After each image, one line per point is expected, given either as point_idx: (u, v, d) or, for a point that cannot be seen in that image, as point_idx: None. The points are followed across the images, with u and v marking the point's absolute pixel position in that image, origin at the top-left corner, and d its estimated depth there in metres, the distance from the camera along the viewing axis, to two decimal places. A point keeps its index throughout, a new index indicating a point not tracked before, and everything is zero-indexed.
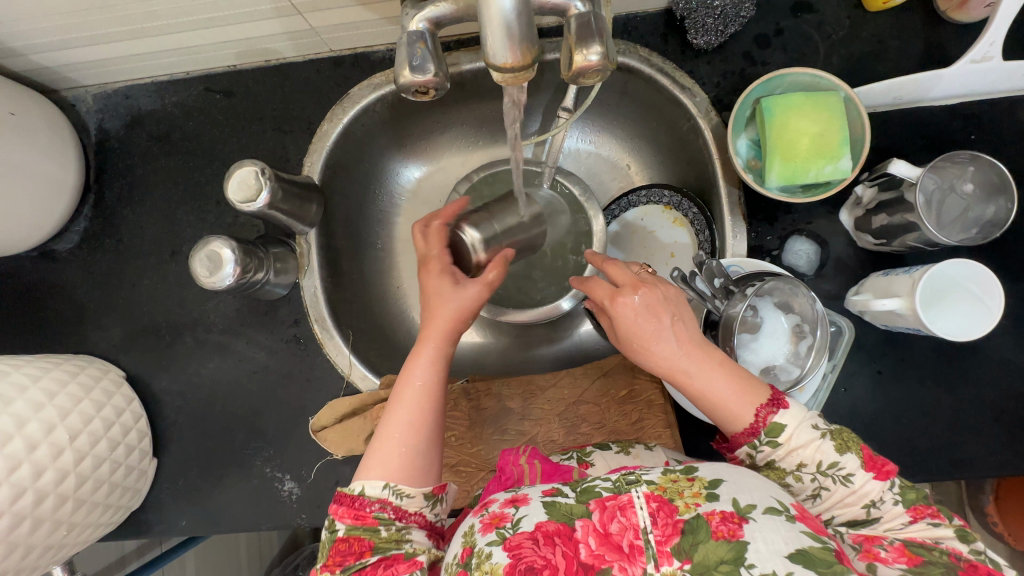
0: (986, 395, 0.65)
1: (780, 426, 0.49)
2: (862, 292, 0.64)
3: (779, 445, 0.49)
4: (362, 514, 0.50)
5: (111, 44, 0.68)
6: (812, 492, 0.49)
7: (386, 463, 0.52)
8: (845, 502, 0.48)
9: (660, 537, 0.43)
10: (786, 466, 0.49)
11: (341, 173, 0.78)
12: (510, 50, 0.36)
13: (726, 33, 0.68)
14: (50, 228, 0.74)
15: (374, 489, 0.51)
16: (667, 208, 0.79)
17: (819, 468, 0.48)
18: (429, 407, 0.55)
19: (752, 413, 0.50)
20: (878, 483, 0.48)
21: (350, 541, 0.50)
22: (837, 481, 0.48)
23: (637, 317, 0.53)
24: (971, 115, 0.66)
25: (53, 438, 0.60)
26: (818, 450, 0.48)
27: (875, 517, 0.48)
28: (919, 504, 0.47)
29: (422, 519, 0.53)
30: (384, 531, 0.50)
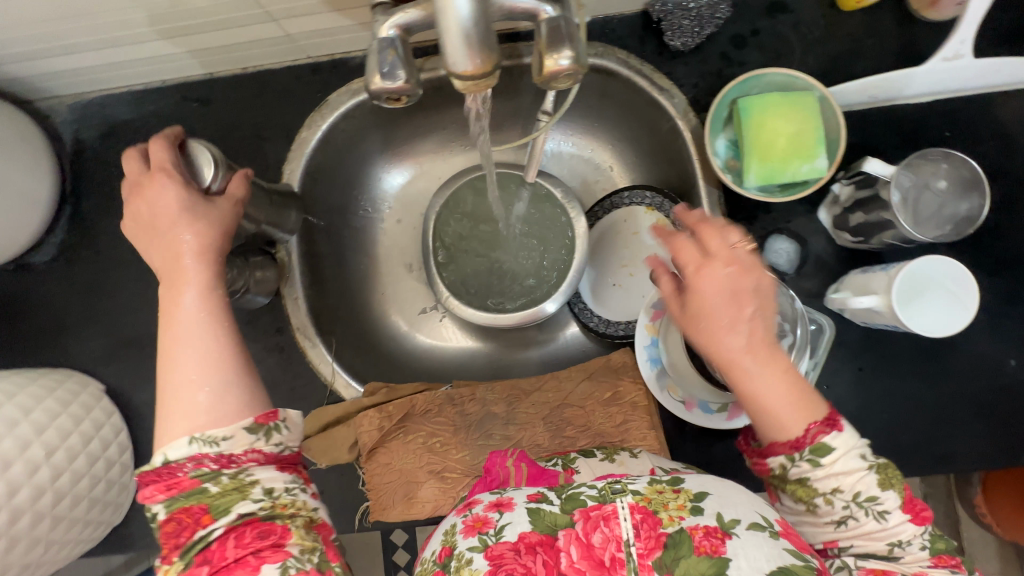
0: (966, 389, 0.66)
1: (828, 448, 0.45)
2: (841, 291, 0.65)
3: (820, 465, 0.45)
4: (176, 482, 0.43)
5: (84, 54, 0.68)
6: (838, 519, 0.45)
7: (191, 417, 0.45)
8: (870, 537, 0.45)
9: (642, 551, 0.43)
10: (820, 487, 0.45)
11: (321, 180, 0.77)
12: (470, 58, 0.36)
13: (703, 34, 0.69)
14: (26, 241, 0.73)
15: (177, 452, 0.44)
16: (649, 209, 0.79)
17: (855, 498, 0.44)
18: (211, 340, 0.48)
19: (802, 428, 0.45)
20: (912, 527, 0.44)
21: (177, 518, 0.43)
22: (871, 515, 0.44)
23: (717, 295, 0.47)
24: (946, 111, 0.67)
25: (29, 455, 0.59)
26: (859, 480, 0.44)
27: (897, 556, 0.44)
28: (944, 554, 0.44)
29: (260, 456, 0.46)
30: (214, 487, 0.43)
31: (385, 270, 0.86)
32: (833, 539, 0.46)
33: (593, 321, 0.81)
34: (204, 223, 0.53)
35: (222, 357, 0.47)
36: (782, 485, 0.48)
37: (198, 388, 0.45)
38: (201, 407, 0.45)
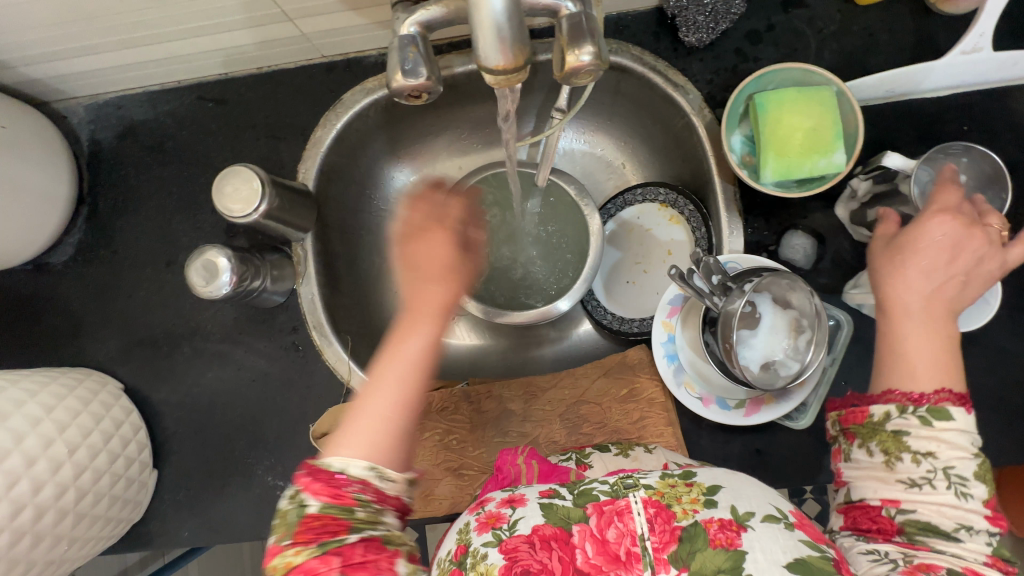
0: (985, 384, 0.65)
1: (947, 414, 0.47)
2: (861, 286, 0.64)
3: (930, 424, 0.48)
4: (340, 492, 0.43)
5: (101, 55, 0.68)
6: (913, 479, 0.47)
7: (373, 437, 0.45)
8: (942, 510, 0.46)
9: (657, 545, 0.43)
10: (915, 446, 0.48)
11: (335, 179, 0.78)
12: (502, 52, 0.36)
13: (717, 30, 0.68)
14: (44, 241, 0.74)
15: (359, 469, 0.44)
16: (663, 206, 0.79)
17: (946, 468, 0.46)
18: (415, 385, 0.48)
19: (931, 387, 0.49)
20: (983, 519, 0.46)
21: (325, 519, 0.42)
22: (952, 488, 0.46)
23: (936, 240, 0.53)
24: (964, 105, 0.67)
25: (52, 453, 0.59)
26: (960, 458, 0.47)
27: (959, 537, 0.45)
28: (1001, 558, 0.45)
29: (401, 502, 0.46)
30: (361, 511, 0.43)
31: (399, 269, 0.86)
32: (896, 500, 0.48)
33: (607, 318, 0.80)
34: (468, 276, 0.56)
35: None
36: (869, 436, 0.50)
37: (382, 423, 0.46)
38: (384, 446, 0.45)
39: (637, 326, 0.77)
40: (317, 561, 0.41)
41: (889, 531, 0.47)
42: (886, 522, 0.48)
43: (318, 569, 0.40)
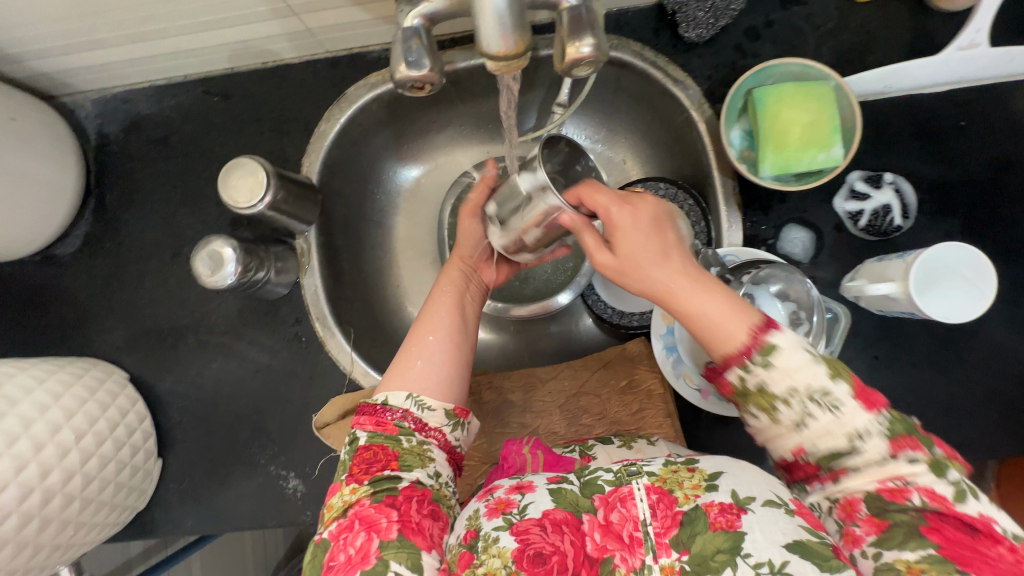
0: (981, 377, 0.66)
1: (775, 347, 0.45)
2: (857, 279, 0.65)
3: (771, 366, 0.45)
4: (383, 421, 0.54)
5: (109, 49, 0.69)
6: (798, 422, 0.45)
7: (411, 379, 0.56)
8: (831, 434, 0.44)
9: (659, 530, 0.44)
10: (774, 393, 0.45)
11: (339, 173, 0.79)
12: (503, 40, 0.36)
13: (718, 26, 0.69)
14: (52, 232, 0.75)
15: (398, 399, 0.55)
16: (665, 200, 0.75)
17: (809, 395, 0.44)
18: (455, 333, 0.61)
19: (745, 335, 0.45)
20: (866, 416, 0.43)
21: (375, 449, 0.52)
22: (825, 408, 0.44)
23: (705, 311, 0.47)
24: (960, 100, 0.67)
25: (60, 439, 0.60)
26: (813, 373, 0.44)
27: (857, 449, 0.43)
28: (905, 438, 0.43)
29: (441, 436, 0.55)
30: (406, 441, 0.53)
31: (400, 262, 0.87)
32: (800, 447, 0.46)
33: (607, 312, 0.79)
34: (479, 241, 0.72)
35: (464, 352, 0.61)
36: (743, 402, 0.47)
37: (418, 359, 0.57)
38: (424, 376, 0.56)
39: (637, 319, 0.77)
40: (373, 507, 0.48)
41: (813, 471, 0.46)
42: (807, 466, 0.46)
43: (376, 515, 0.48)
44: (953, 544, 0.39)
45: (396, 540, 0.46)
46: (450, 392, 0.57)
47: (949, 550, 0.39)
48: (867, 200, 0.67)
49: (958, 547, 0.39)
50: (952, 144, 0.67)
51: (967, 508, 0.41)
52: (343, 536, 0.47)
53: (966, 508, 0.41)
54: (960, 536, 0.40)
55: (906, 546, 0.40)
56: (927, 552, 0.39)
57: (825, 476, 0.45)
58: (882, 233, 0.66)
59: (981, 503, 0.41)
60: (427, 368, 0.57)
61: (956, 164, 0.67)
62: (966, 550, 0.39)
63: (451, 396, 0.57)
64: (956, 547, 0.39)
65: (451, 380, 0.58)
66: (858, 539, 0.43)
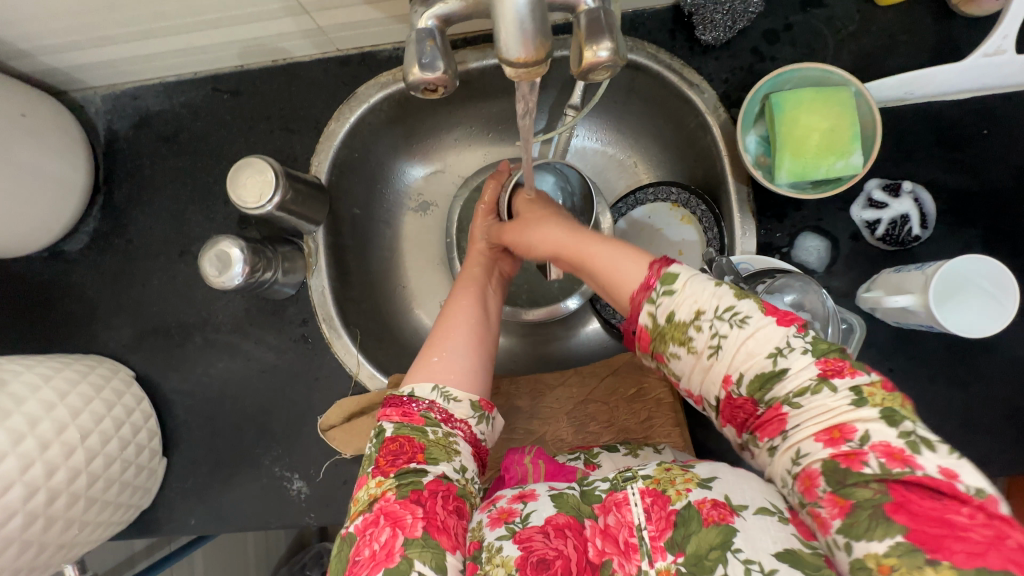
0: (1000, 392, 0.64)
1: (674, 275, 0.50)
2: (873, 289, 0.64)
3: (674, 292, 0.50)
4: (409, 413, 0.53)
5: (120, 45, 0.69)
6: (713, 346, 0.47)
7: (433, 373, 0.56)
8: (749, 353, 0.46)
9: (654, 533, 0.43)
10: (684, 320, 0.49)
11: (348, 173, 0.78)
12: (524, 45, 0.35)
13: (735, 29, 0.68)
14: (60, 229, 0.75)
15: (424, 390, 0.54)
16: (675, 205, 0.78)
17: (716, 313, 0.47)
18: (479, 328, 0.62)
19: (645, 271, 0.52)
20: (780, 329, 0.45)
21: (401, 441, 0.51)
22: (733, 325, 0.47)
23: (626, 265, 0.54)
24: (984, 108, 0.66)
25: (65, 438, 0.60)
26: (715, 295, 0.48)
27: (783, 368, 0.44)
28: (831, 356, 0.44)
29: (467, 429, 0.55)
30: (432, 433, 0.52)
31: (408, 263, 0.87)
32: (727, 377, 0.47)
33: (617, 317, 0.78)
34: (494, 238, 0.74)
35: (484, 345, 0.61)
36: (663, 342, 0.50)
37: (437, 355, 0.58)
38: (448, 369, 0.56)
39: None
40: (399, 503, 0.47)
41: (752, 409, 0.46)
42: (744, 403, 0.46)
43: (401, 511, 0.47)
44: (924, 524, 0.36)
45: (422, 538, 0.45)
46: (475, 384, 0.57)
47: (916, 532, 0.36)
48: (885, 208, 0.65)
49: (926, 527, 0.36)
50: (975, 152, 0.66)
51: (925, 462, 0.39)
52: (369, 531, 0.47)
53: (923, 461, 0.39)
54: (930, 508, 0.37)
55: (873, 534, 0.38)
56: (895, 541, 0.37)
57: (766, 414, 0.45)
58: (900, 242, 0.65)
59: (940, 455, 0.39)
60: (448, 361, 0.57)
61: (978, 173, 0.65)
62: (935, 527, 0.36)
63: (477, 389, 0.57)
64: (924, 527, 0.36)
65: (477, 374, 0.58)
66: (826, 523, 0.40)
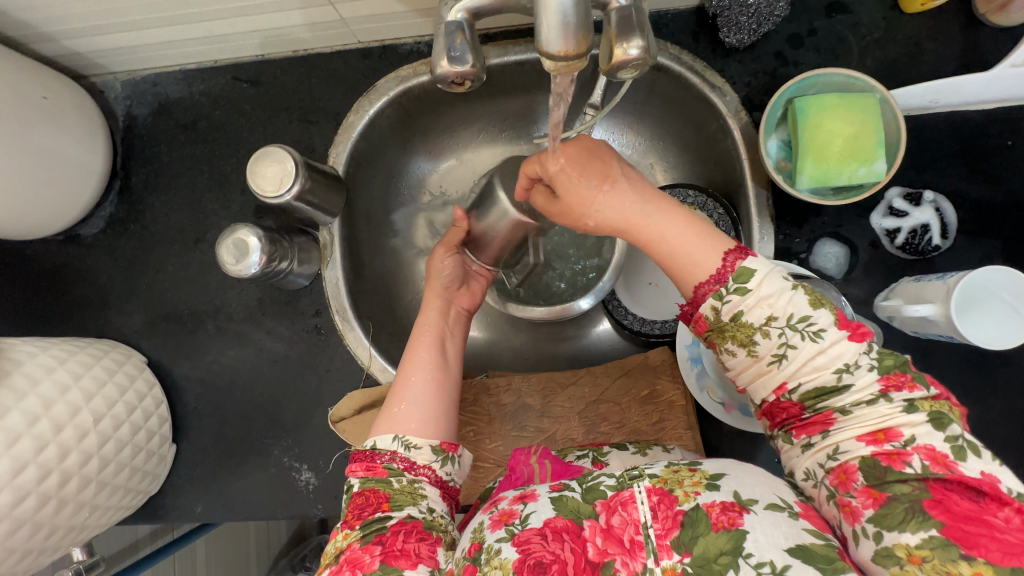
0: (1016, 405, 0.64)
1: (749, 272, 0.47)
2: (892, 298, 0.63)
3: (746, 293, 0.47)
4: (373, 466, 0.54)
5: (142, 30, 0.69)
6: (778, 353, 0.46)
7: (394, 423, 0.56)
8: (815, 366, 0.45)
9: (660, 531, 0.43)
10: (752, 322, 0.47)
11: (365, 166, 0.78)
12: (564, 39, 0.35)
13: (760, 32, 0.67)
14: (77, 212, 0.75)
15: (385, 442, 0.55)
16: (690, 209, 0.75)
17: (789, 322, 0.46)
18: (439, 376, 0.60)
19: (717, 261, 0.48)
20: (853, 345, 0.45)
21: (366, 494, 0.52)
22: (806, 337, 0.45)
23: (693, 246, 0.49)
24: (1009, 119, 0.65)
25: (79, 421, 0.60)
26: (789, 302, 0.46)
27: (847, 384, 0.44)
28: (893, 372, 0.44)
29: (431, 473, 0.55)
30: (396, 483, 0.52)
31: (420, 258, 0.87)
32: (783, 385, 0.47)
33: (629, 318, 0.79)
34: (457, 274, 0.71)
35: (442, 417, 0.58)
36: (721, 337, 0.49)
37: (398, 406, 0.57)
38: (408, 419, 0.56)
39: (659, 327, 0.77)
40: (361, 548, 0.48)
41: (797, 412, 0.47)
42: (790, 407, 0.47)
43: (362, 554, 0.47)
44: (959, 521, 0.38)
45: (379, 569, 0.46)
46: (438, 429, 0.57)
47: (952, 529, 0.38)
48: (905, 217, 0.65)
49: (962, 525, 0.38)
50: (998, 163, 0.65)
51: (968, 467, 0.40)
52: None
53: (966, 467, 0.40)
54: (967, 508, 0.39)
55: (906, 526, 0.39)
56: (929, 534, 0.38)
57: (812, 418, 0.46)
58: (920, 252, 0.65)
59: (983, 461, 0.40)
60: (410, 412, 0.57)
61: (1002, 184, 0.65)
62: (972, 526, 0.38)
63: (438, 433, 0.56)
64: (960, 524, 0.38)
65: (436, 421, 0.57)
66: (857, 512, 0.42)
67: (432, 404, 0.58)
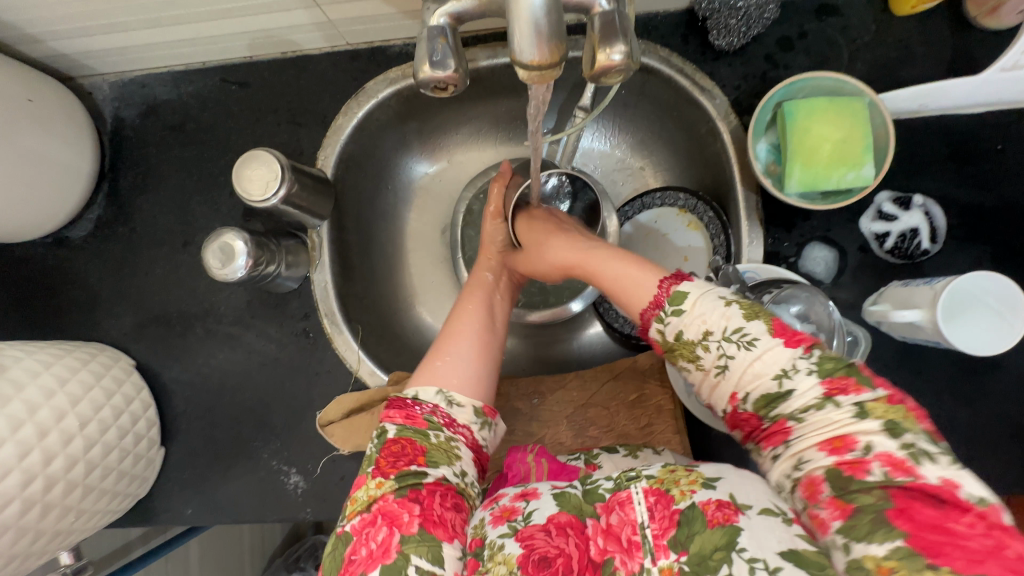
0: (1004, 410, 0.64)
1: (683, 294, 0.51)
2: (880, 303, 0.63)
3: (682, 313, 0.50)
4: (412, 415, 0.53)
5: (129, 32, 0.68)
6: (721, 364, 0.48)
7: (438, 374, 0.56)
8: (756, 374, 0.46)
9: (657, 532, 0.42)
10: (693, 339, 0.50)
11: (354, 168, 0.77)
12: (538, 47, 0.35)
13: (749, 35, 0.68)
14: (64, 215, 0.74)
15: (428, 394, 0.54)
16: (682, 211, 0.77)
17: (723, 334, 0.48)
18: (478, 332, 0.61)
19: (656, 286, 0.53)
20: (786, 351, 0.46)
21: (403, 443, 0.51)
22: (741, 347, 0.47)
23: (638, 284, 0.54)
24: (998, 123, 0.65)
25: (64, 425, 0.60)
26: (723, 316, 0.49)
27: (790, 389, 0.45)
28: (837, 375, 0.44)
29: (469, 435, 0.54)
30: (434, 437, 0.52)
31: (411, 259, 0.87)
32: (734, 394, 0.48)
33: (619, 321, 0.78)
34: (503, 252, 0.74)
35: (480, 381, 0.57)
36: (674, 357, 0.52)
37: (442, 359, 0.57)
38: (452, 373, 0.56)
39: None
40: (396, 502, 0.47)
41: (757, 423, 0.47)
42: (750, 417, 0.47)
43: (399, 509, 0.47)
44: (923, 530, 0.37)
45: (417, 534, 0.46)
46: (478, 390, 0.57)
47: (917, 538, 0.37)
48: (894, 221, 0.65)
49: (926, 533, 0.37)
50: (989, 168, 0.65)
51: (926, 472, 0.39)
52: (366, 530, 0.47)
53: (924, 472, 0.39)
54: (930, 516, 0.38)
55: (873, 538, 0.38)
56: (895, 545, 0.37)
57: (770, 427, 0.46)
58: (908, 256, 0.65)
59: (941, 467, 0.39)
60: (455, 365, 0.57)
61: (991, 188, 0.65)
62: (936, 534, 0.37)
63: (479, 395, 0.56)
64: (924, 533, 0.37)
65: (479, 378, 0.57)
66: (825, 524, 0.41)
67: (473, 363, 0.58)
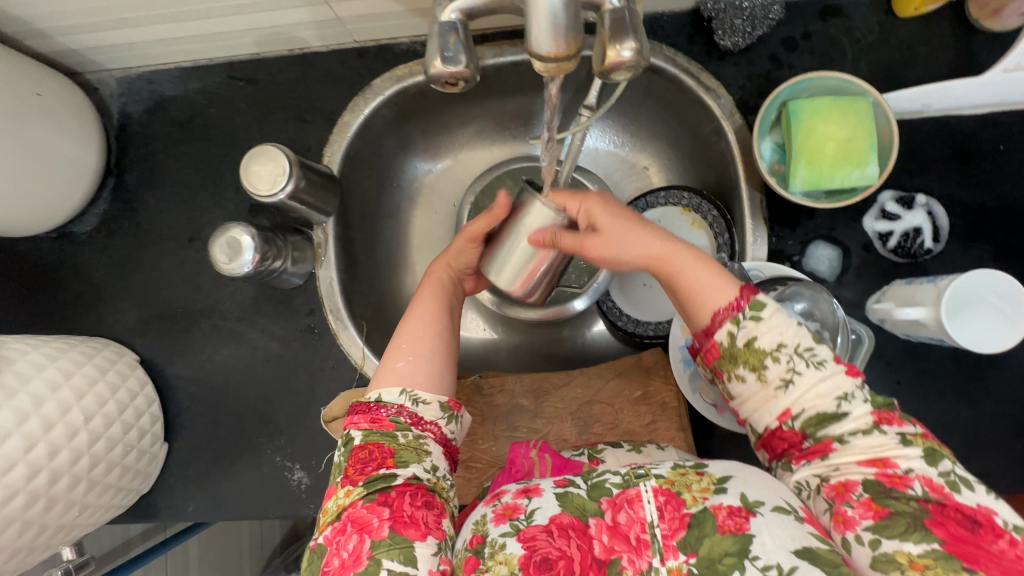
0: (1006, 409, 0.64)
1: (763, 302, 0.48)
2: (885, 301, 0.64)
3: (760, 320, 0.48)
4: (378, 419, 0.52)
5: (137, 28, 0.68)
6: (784, 380, 0.47)
7: (400, 374, 0.55)
8: (818, 394, 0.46)
9: (667, 532, 0.43)
10: (763, 348, 0.48)
11: (360, 165, 0.78)
12: (555, 41, 0.35)
13: (754, 35, 0.68)
14: (70, 210, 0.74)
15: (391, 396, 0.53)
16: (686, 210, 0.77)
17: (796, 349, 0.47)
18: (435, 343, 0.58)
19: (734, 291, 0.50)
20: (849, 378, 0.46)
21: (369, 448, 0.50)
22: (810, 365, 0.47)
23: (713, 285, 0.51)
24: (1000, 124, 0.66)
25: (69, 419, 0.60)
26: (796, 333, 0.48)
27: (846, 412, 0.45)
28: (885, 406, 0.45)
29: (437, 430, 0.54)
30: (402, 437, 0.51)
31: (416, 257, 0.87)
32: (786, 411, 0.47)
33: (623, 319, 0.79)
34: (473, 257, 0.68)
35: (443, 377, 0.57)
36: (732, 363, 0.50)
37: (403, 358, 0.56)
38: (417, 372, 0.55)
39: (653, 329, 0.77)
40: (365, 508, 0.47)
41: (797, 441, 0.47)
42: (791, 435, 0.47)
43: (368, 516, 0.47)
44: (958, 540, 0.39)
45: (388, 538, 0.45)
46: (442, 384, 0.56)
47: (953, 545, 0.39)
48: (897, 220, 0.65)
49: (961, 543, 0.39)
50: (991, 168, 0.65)
51: (964, 498, 0.41)
52: (337, 539, 0.47)
53: (962, 498, 0.41)
54: (965, 532, 0.39)
55: (908, 536, 0.40)
56: (930, 546, 0.39)
57: (812, 446, 0.46)
58: (912, 255, 0.65)
59: (977, 494, 0.41)
60: (417, 364, 0.56)
61: (992, 188, 0.65)
62: (969, 545, 0.39)
63: (444, 389, 0.56)
64: (960, 542, 0.39)
65: (442, 374, 0.56)
66: (852, 520, 0.42)
67: (432, 356, 0.57)
